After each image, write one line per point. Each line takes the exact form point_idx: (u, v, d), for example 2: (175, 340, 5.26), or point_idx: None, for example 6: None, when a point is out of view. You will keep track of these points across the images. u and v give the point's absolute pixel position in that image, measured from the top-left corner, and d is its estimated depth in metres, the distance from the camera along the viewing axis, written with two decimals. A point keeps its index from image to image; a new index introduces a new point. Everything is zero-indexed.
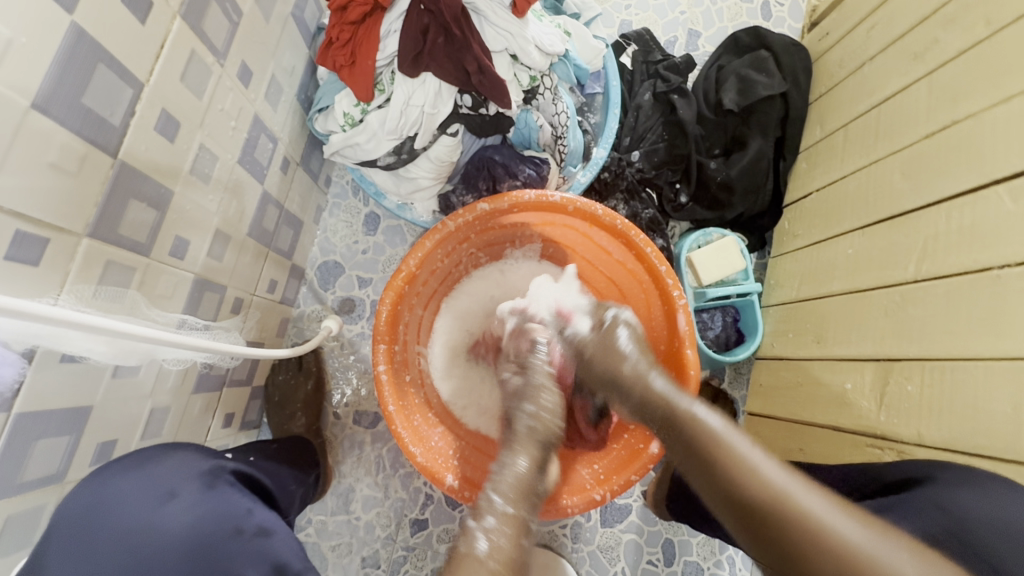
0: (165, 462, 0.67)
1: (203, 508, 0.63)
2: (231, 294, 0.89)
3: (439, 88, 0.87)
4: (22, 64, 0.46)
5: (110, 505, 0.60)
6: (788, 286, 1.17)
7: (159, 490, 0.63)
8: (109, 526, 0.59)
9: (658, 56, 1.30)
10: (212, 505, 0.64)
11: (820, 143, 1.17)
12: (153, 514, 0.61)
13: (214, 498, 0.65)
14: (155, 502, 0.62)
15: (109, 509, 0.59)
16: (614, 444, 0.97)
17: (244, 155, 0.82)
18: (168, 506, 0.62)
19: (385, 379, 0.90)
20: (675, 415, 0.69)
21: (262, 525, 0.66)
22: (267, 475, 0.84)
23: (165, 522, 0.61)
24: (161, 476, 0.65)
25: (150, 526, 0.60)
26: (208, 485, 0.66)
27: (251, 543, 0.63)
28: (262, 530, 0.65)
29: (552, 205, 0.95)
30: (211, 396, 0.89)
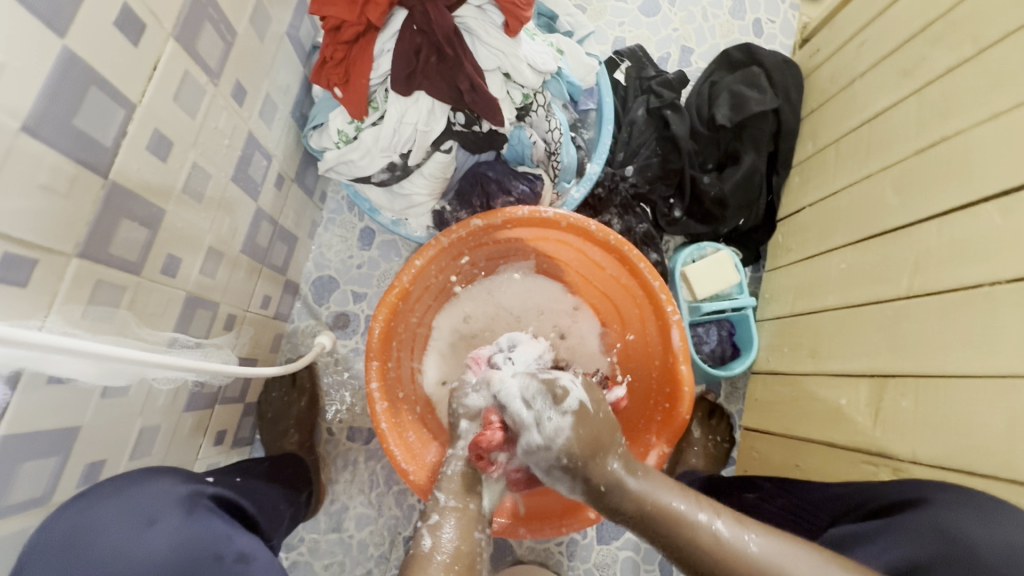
0: (147, 486, 0.66)
1: (184, 535, 0.62)
2: (224, 311, 0.89)
3: (432, 107, 0.87)
4: (13, 88, 0.46)
5: (90, 531, 0.59)
6: (783, 300, 1.17)
7: (141, 515, 0.62)
8: (88, 553, 0.58)
9: (652, 72, 1.31)
10: (194, 530, 0.63)
11: (812, 158, 1.18)
12: (133, 540, 0.60)
13: (197, 523, 0.64)
14: (138, 526, 0.61)
15: (89, 536, 0.59)
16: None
17: (237, 172, 0.83)
18: (147, 533, 0.61)
19: (378, 396, 0.90)
20: (630, 500, 0.68)
21: (242, 551, 0.65)
22: (251, 498, 0.83)
23: (147, 547, 0.60)
24: (142, 501, 0.64)
25: (129, 555, 0.59)
26: (190, 510, 0.65)
27: (232, 569, 0.63)
28: (242, 557, 0.65)
29: (545, 220, 0.96)
30: (202, 413, 0.89)
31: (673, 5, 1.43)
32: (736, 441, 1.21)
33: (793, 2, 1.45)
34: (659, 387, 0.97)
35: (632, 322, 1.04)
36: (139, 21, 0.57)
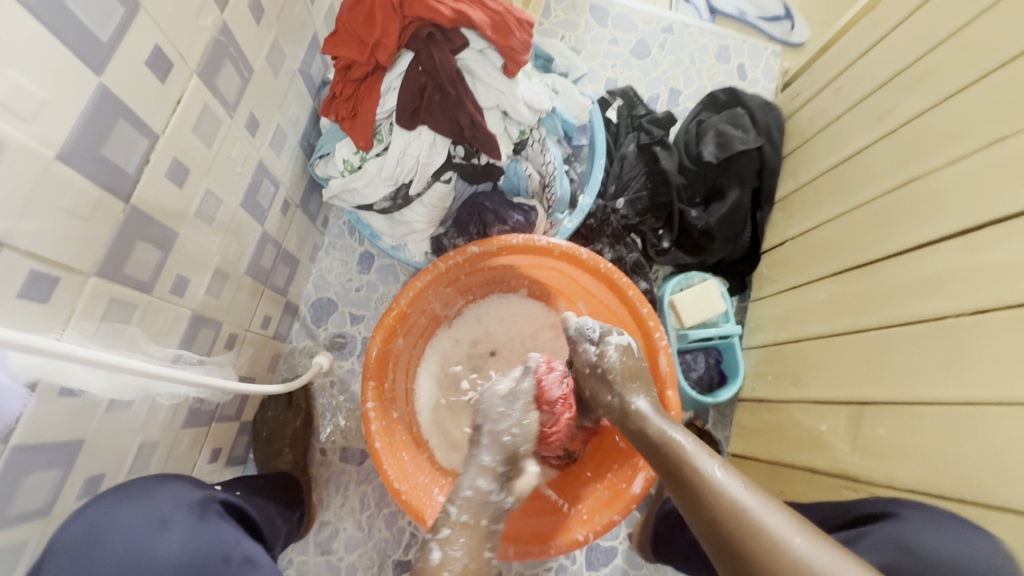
0: (161, 491, 0.70)
1: (194, 539, 0.67)
2: (226, 330, 0.92)
3: (434, 140, 0.92)
4: (51, 120, 0.50)
5: (106, 529, 0.62)
6: (768, 330, 1.21)
7: (154, 517, 0.66)
8: (103, 549, 0.61)
9: (642, 111, 1.39)
10: (204, 536, 0.68)
11: (793, 195, 1.24)
12: (148, 540, 0.64)
13: (206, 530, 0.69)
14: (152, 529, 0.65)
15: (107, 532, 0.62)
16: (598, 485, 0.98)
17: (246, 198, 0.87)
18: (162, 534, 0.65)
19: (373, 417, 0.92)
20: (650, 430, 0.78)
21: (249, 555, 0.71)
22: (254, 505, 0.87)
23: (160, 548, 0.64)
24: (156, 504, 0.68)
25: (144, 551, 0.63)
26: (200, 516, 0.71)
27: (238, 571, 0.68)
28: (247, 561, 0.70)
29: (539, 249, 1.00)
30: (198, 429, 0.90)
31: (663, 49, 1.52)
32: None
33: (774, 49, 1.55)
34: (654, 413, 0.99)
35: None
36: (167, 60, 0.61)
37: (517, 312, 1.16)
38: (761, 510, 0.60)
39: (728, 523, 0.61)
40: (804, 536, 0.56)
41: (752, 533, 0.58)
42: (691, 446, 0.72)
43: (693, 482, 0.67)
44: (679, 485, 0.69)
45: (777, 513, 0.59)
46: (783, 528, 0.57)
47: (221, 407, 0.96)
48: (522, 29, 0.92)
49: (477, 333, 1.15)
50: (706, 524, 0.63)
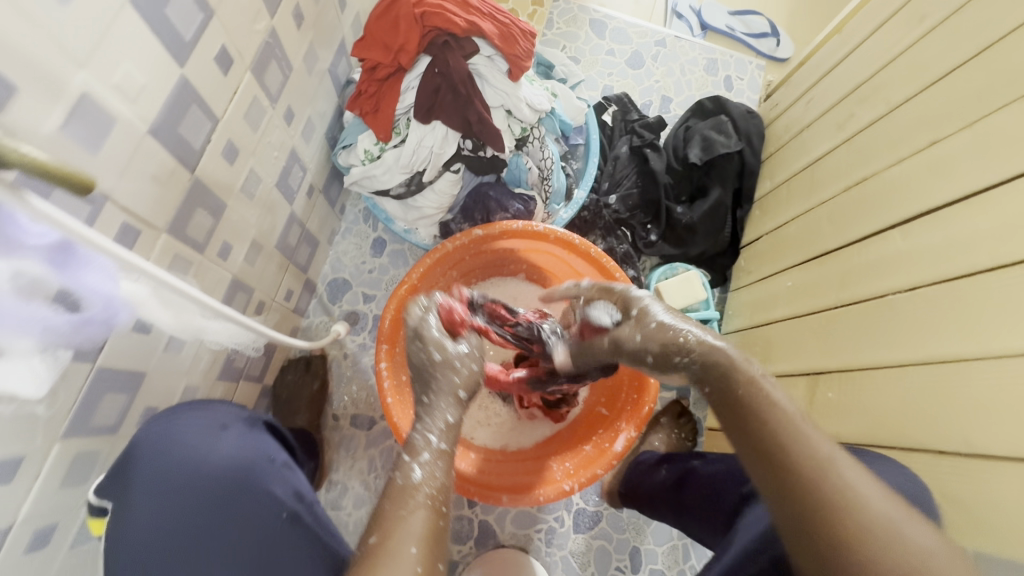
0: (217, 407, 0.83)
1: (246, 441, 0.80)
2: (257, 297, 1.04)
3: (446, 133, 1.05)
4: (146, 102, 0.62)
5: (180, 429, 0.76)
6: (743, 316, 1.32)
7: (215, 422, 0.80)
8: (177, 443, 0.75)
9: (635, 115, 1.52)
10: (254, 441, 0.81)
11: (769, 195, 1.36)
12: (212, 438, 0.78)
13: (255, 436, 0.83)
14: (214, 430, 0.79)
15: (180, 429, 0.76)
16: (584, 446, 1.09)
17: (280, 179, 0.99)
18: (221, 434, 0.79)
19: (386, 376, 1.03)
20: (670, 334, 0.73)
21: (288, 462, 0.84)
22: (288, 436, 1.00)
23: (221, 445, 0.78)
24: (216, 413, 0.82)
25: (208, 448, 0.76)
26: (250, 425, 0.84)
27: (282, 471, 0.81)
28: (287, 464, 0.83)
29: (536, 234, 1.12)
30: (229, 383, 1.01)
31: (656, 61, 1.65)
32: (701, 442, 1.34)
33: (758, 63, 1.68)
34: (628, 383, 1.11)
35: None
36: (229, 57, 0.74)
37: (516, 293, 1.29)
38: (833, 457, 0.58)
39: (794, 464, 0.59)
40: (876, 487, 0.56)
41: (825, 478, 0.57)
42: (762, 384, 0.66)
43: (758, 420, 0.63)
44: (733, 418, 0.66)
45: (844, 458, 0.59)
46: (858, 480, 0.56)
47: (248, 367, 1.08)
48: (526, 40, 1.05)
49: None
50: (759, 452, 0.62)
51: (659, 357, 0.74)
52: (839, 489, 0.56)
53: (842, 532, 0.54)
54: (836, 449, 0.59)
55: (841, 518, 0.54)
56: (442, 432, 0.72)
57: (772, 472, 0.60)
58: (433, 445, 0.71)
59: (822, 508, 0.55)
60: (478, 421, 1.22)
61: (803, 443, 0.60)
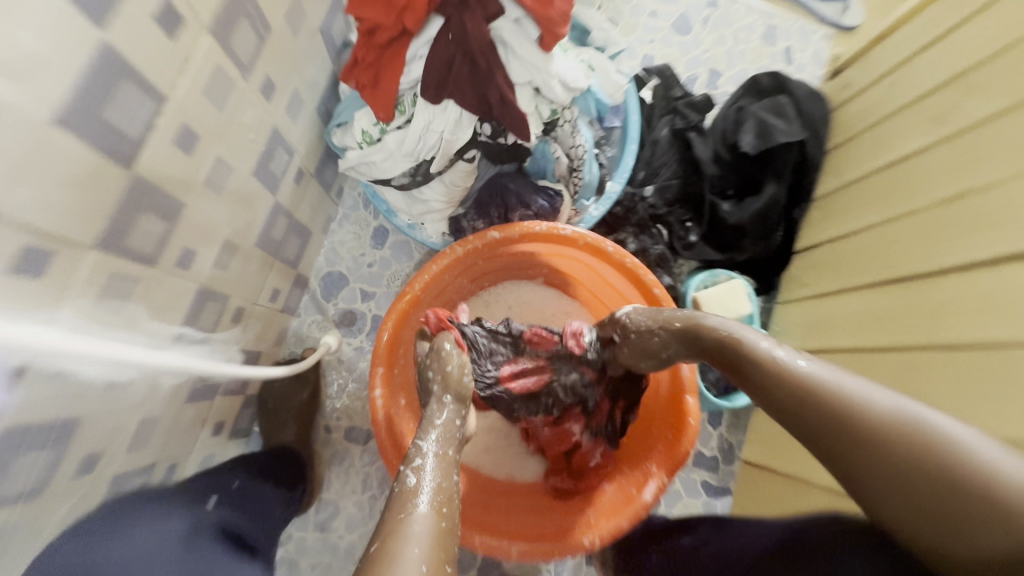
0: (148, 519, 0.69)
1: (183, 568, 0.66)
2: (234, 304, 0.89)
3: (459, 116, 0.86)
4: (48, 78, 0.45)
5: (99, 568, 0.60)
6: (797, 337, 1.16)
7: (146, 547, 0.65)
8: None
9: (678, 92, 1.32)
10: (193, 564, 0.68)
11: (835, 193, 1.17)
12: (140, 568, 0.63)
13: (195, 555, 0.69)
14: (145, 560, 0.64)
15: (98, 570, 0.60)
16: (606, 487, 0.95)
17: (258, 167, 0.82)
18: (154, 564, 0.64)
19: (381, 404, 0.89)
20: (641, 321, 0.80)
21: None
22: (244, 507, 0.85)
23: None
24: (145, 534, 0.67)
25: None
26: (190, 542, 0.70)
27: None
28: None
29: (561, 238, 0.95)
30: (204, 402, 0.88)
31: (706, 26, 1.42)
32: (733, 471, 1.21)
33: (825, 32, 1.44)
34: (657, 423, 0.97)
35: None
36: (177, 15, 0.56)
37: (533, 301, 1.12)
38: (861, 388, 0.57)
39: (840, 410, 0.57)
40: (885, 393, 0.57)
41: (861, 411, 0.56)
42: (758, 342, 0.67)
43: (776, 381, 0.63)
44: (766, 387, 0.64)
45: (865, 384, 0.58)
46: (884, 402, 0.56)
47: (232, 379, 0.95)
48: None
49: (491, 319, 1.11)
50: (804, 415, 0.60)
51: (665, 329, 0.76)
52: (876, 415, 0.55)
53: (920, 466, 0.51)
54: (856, 381, 0.59)
55: (913, 456, 0.52)
56: (439, 433, 0.72)
57: (793, 420, 0.62)
58: (431, 448, 0.70)
59: (887, 445, 0.53)
60: (484, 446, 1.08)
61: (821, 386, 0.60)
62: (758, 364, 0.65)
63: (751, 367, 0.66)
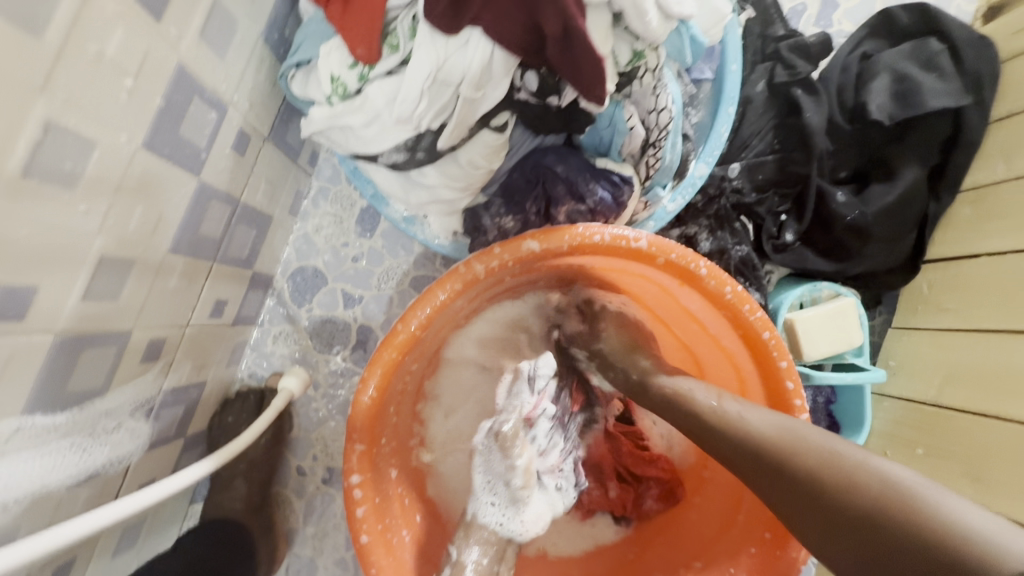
0: None
1: None
2: (141, 340, 0.59)
3: (487, 60, 0.53)
4: None
5: None
6: (918, 378, 0.90)
7: None
8: None
9: (782, 29, 0.93)
10: None
11: (1000, 186, 0.86)
12: None
13: None
14: None
15: None
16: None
17: (154, 132, 0.51)
18: None
19: (360, 494, 0.60)
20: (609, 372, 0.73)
21: None
22: None
23: None
24: None
25: None
26: None
27: None
28: None
29: (631, 252, 0.63)
30: (111, 480, 0.60)
31: None
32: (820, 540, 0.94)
33: None
34: None
35: None
36: None
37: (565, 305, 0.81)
38: (791, 433, 0.52)
39: (814, 479, 0.47)
40: (833, 440, 0.49)
41: (816, 461, 0.48)
42: (708, 397, 0.59)
43: (732, 441, 0.55)
44: (751, 455, 0.53)
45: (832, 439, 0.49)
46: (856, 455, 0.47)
47: (151, 430, 0.65)
48: None
49: (509, 335, 0.80)
50: (782, 479, 0.50)
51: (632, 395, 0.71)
52: (839, 468, 0.46)
53: (933, 544, 0.39)
54: (756, 415, 0.55)
55: (907, 530, 0.41)
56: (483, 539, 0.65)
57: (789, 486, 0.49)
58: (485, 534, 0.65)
59: (839, 502, 0.45)
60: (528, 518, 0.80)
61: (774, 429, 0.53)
62: (697, 421, 0.58)
63: (696, 429, 0.58)
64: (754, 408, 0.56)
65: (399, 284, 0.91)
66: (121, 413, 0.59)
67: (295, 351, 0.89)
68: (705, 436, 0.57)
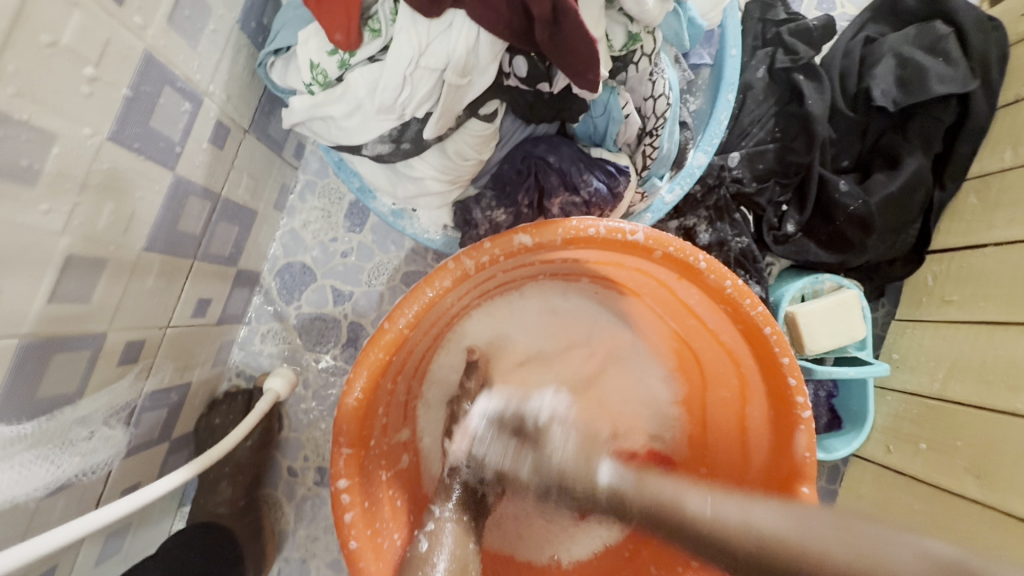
0: None
1: None
2: (117, 342, 0.57)
3: (473, 45, 0.51)
4: None
5: None
6: (922, 371, 0.88)
7: None
8: None
9: (783, 13, 0.90)
10: None
11: (1007, 173, 0.83)
12: None
13: None
14: None
15: None
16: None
17: (120, 124, 0.48)
18: None
19: (347, 500, 0.58)
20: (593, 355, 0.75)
21: None
22: None
23: None
24: None
25: None
26: None
27: None
28: None
29: (628, 245, 0.60)
30: (90, 488, 0.58)
31: None
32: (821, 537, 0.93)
33: None
34: (749, 468, 0.69)
35: (719, 391, 0.73)
36: None
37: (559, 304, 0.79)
38: (786, 525, 0.47)
39: (823, 567, 0.43)
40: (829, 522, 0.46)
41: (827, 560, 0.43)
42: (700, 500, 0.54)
43: (732, 542, 0.49)
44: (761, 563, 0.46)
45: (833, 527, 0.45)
46: (865, 538, 0.43)
47: (130, 436, 0.63)
48: None
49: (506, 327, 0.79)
50: None
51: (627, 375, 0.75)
52: (844, 545, 0.43)
53: None
54: (754, 510, 0.50)
55: None
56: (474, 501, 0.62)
57: None
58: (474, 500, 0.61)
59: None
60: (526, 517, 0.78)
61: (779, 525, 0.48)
62: (695, 533, 0.52)
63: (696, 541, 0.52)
64: (748, 502, 0.51)
65: (390, 280, 0.88)
66: (96, 420, 0.57)
67: (284, 350, 0.87)
68: (696, 545, 0.52)
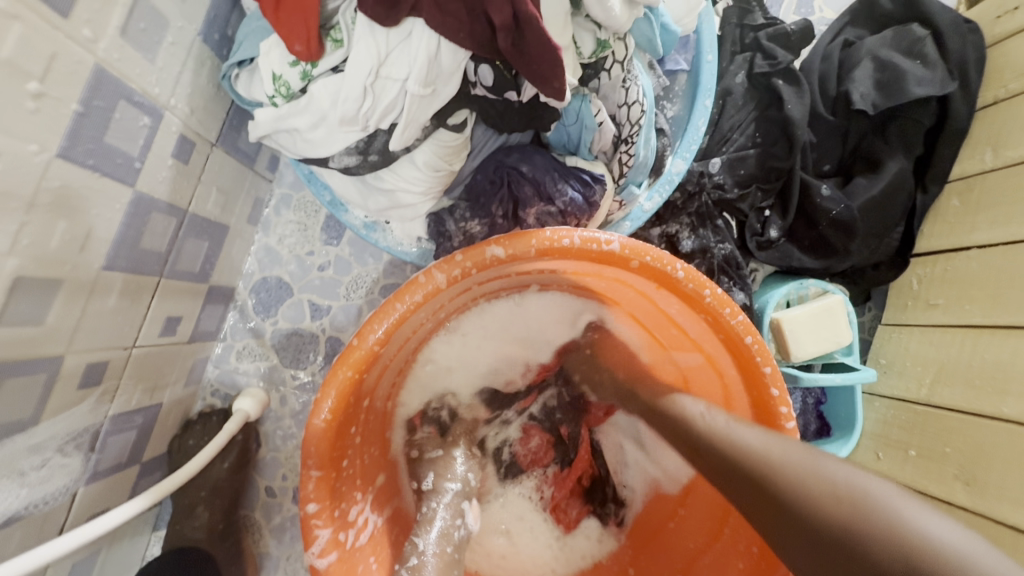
0: None
1: None
2: (76, 364, 0.55)
3: (433, 55, 0.50)
4: None
5: None
6: (907, 375, 0.87)
7: None
8: None
9: (761, 18, 0.89)
10: None
11: (988, 176, 0.83)
12: None
13: None
14: None
15: None
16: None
17: (71, 142, 0.46)
18: None
19: (318, 521, 0.56)
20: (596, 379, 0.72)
21: None
22: None
23: None
24: None
25: None
26: None
27: None
28: None
29: (604, 256, 0.59)
30: (49, 515, 0.56)
31: None
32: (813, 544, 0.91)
33: None
34: None
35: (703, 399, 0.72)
36: None
37: None
38: (762, 441, 0.50)
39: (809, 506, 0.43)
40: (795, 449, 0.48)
41: (805, 476, 0.45)
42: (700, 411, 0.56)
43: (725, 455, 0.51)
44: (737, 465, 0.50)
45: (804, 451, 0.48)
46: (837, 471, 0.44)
47: (92, 462, 0.61)
48: None
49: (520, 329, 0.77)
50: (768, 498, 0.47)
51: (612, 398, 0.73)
52: (827, 481, 0.44)
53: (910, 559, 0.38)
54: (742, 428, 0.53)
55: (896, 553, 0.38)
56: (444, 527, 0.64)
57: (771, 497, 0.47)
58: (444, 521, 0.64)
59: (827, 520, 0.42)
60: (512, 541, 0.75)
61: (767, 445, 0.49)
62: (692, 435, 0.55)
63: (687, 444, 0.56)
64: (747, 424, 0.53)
65: (369, 293, 0.87)
66: (49, 447, 0.55)
67: (260, 368, 0.85)
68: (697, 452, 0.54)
